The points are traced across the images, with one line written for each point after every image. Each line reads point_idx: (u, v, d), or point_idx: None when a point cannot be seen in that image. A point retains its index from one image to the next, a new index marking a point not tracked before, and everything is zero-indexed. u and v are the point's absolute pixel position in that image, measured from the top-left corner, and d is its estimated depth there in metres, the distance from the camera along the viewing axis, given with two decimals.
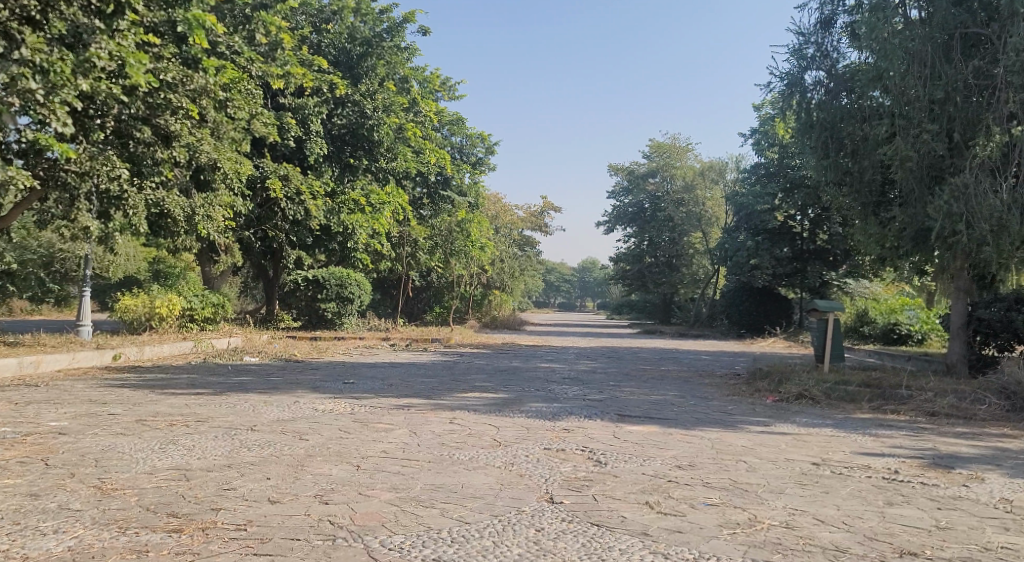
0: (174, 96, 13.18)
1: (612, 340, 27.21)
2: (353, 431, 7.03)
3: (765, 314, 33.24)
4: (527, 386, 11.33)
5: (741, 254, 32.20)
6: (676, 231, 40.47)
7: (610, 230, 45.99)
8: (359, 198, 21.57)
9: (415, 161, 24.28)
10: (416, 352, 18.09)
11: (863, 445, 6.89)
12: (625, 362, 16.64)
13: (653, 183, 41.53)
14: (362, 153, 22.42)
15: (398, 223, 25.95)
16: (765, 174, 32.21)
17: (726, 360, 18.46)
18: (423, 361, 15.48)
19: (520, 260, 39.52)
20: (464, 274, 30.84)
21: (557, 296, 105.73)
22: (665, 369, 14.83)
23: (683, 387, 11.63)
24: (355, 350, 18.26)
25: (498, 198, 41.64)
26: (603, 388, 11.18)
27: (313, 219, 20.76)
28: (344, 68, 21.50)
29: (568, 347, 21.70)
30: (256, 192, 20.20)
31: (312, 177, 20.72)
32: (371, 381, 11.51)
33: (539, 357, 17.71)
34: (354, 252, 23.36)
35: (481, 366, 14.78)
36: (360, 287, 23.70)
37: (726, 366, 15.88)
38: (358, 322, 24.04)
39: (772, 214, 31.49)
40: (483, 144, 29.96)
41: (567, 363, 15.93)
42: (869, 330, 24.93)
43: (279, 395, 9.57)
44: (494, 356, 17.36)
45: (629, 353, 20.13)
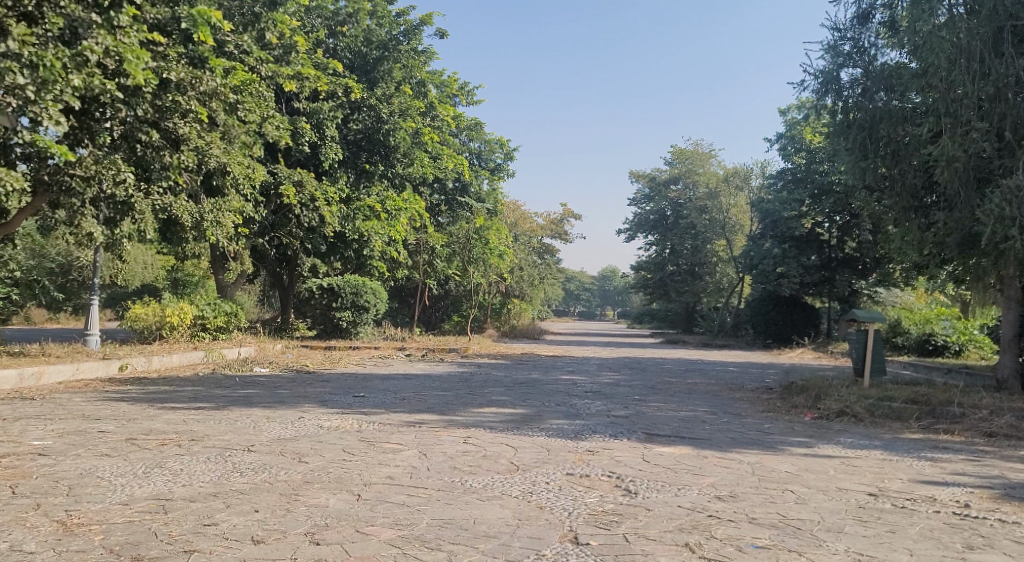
0: (183, 99, 12.77)
1: (634, 351, 26.50)
2: (359, 453, 6.45)
3: (791, 324, 32.40)
4: (547, 401, 10.72)
5: (767, 262, 31.42)
6: (698, 239, 39.89)
7: (631, 237, 45.29)
8: (375, 204, 21.14)
9: (433, 167, 23.83)
10: (432, 363, 17.56)
11: (921, 472, 6.23)
12: (648, 374, 15.98)
13: (674, 191, 41.11)
14: (379, 158, 22.00)
15: (414, 231, 25.51)
16: (791, 180, 31.46)
17: (754, 372, 17.73)
18: (439, 373, 14.91)
19: (539, 268, 38.90)
20: (483, 282, 30.27)
21: (577, 305, 105.06)
22: (692, 381, 14.14)
23: (713, 402, 10.97)
24: (370, 360, 17.77)
25: (517, 206, 41.13)
26: (628, 403, 10.55)
27: (328, 226, 20.32)
28: (360, 72, 21.14)
29: (590, 358, 21.07)
30: (270, 198, 19.79)
31: (327, 183, 20.30)
32: (382, 394, 10.95)
33: (558, 368, 17.09)
34: (370, 259, 23.19)
35: (499, 378, 14.19)
36: (377, 295, 23.20)
37: (756, 379, 15.17)
38: (374, 331, 23.55)
39: (799, 221, 30.70)
40: (501, 150, 29.46)
41: (589, 375, 15.29)
42: (901, 341, 24.03)
43: (284, 410, 9.01)
44: (512, 367, 16.76)
45: (652, 364, 19.44)
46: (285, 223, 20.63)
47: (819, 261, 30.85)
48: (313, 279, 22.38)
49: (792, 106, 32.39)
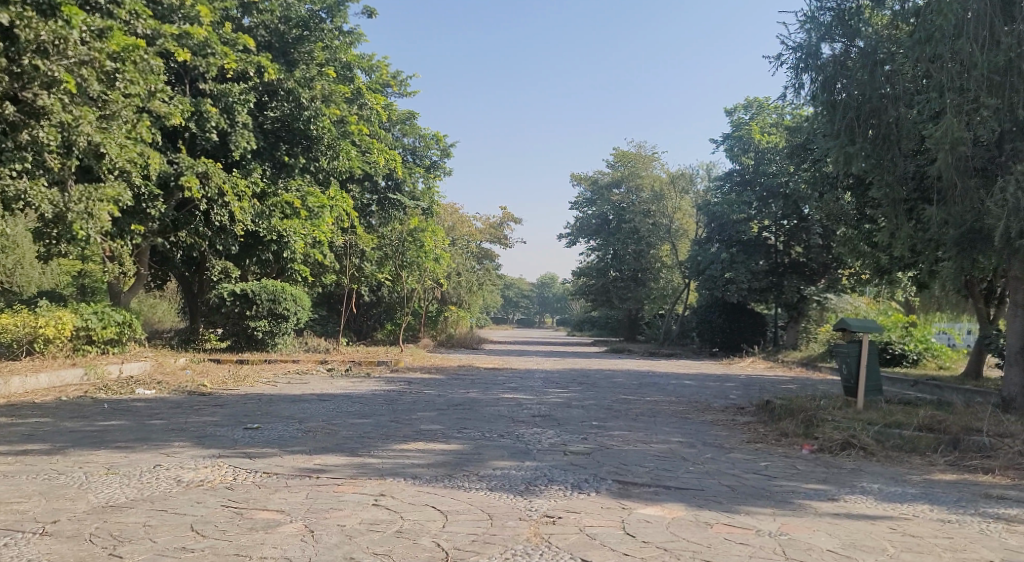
0: (49, 65, 10.71)
1: (579, 361, 24.79)
2: (225, 537, 4.58)
3: (739, 332, 31.23)
4: (488, 430, 8.75)
5: (715, 267, 30.23)
6: (642, 244, 38.59)
7: (572, 243, 43.88)
8: (293, 200, 19.02)
9: (360, 161, 21.70)
10: (356, 379, 15.39)
11: (1008, 548, 4.54)
12: (601, 390, 14.11)
13: (617, 194, 39.60)
14: (300, 150, 19.87)
15: (336, 232, 23.32)
16: (738, 182, 30.31)
17: (715, 387, 16.04)
18: (362, 392, 12.80)
19: (478, 275, 36.95)
20: (416, 289, 28.20)
21: (516, 313, 103.68)
22: (652, 400, 12.36)
23: (687, 429, 9.20)
24: (283, 376, 15.57)
25: (454, 209, 39.25)
26: (585, 432, 8.69)
27: (239, 224, 18.06)
28: (278, 53, 18.94)
29: (534, 371, 19.17)
30: (168, 192, 17.37)
31: (236, 175, 17.98)
32: (282, 423, 8.82)
33: (499, 384, 15.13)
34: (289, 262, 21.15)
35: (431, 399, 12.16)
36: (297, 302, 20.89)
37: (725, 397, 13.48)
38: (295, 342, 21.29)
39: (747, 224, 29.60)
40: (438, 146, 27.44)
41: (534, 394, 13.35)
42: None
43: (141, 454, 6.81)
44: (447, 384, 14.75)
45: (602, 378, 17.62)
46: (188, 220, 18.39)
47: (767, 266, 29.68)
48: (226, 284, 19.95)
49: (738, 105, 31.30)
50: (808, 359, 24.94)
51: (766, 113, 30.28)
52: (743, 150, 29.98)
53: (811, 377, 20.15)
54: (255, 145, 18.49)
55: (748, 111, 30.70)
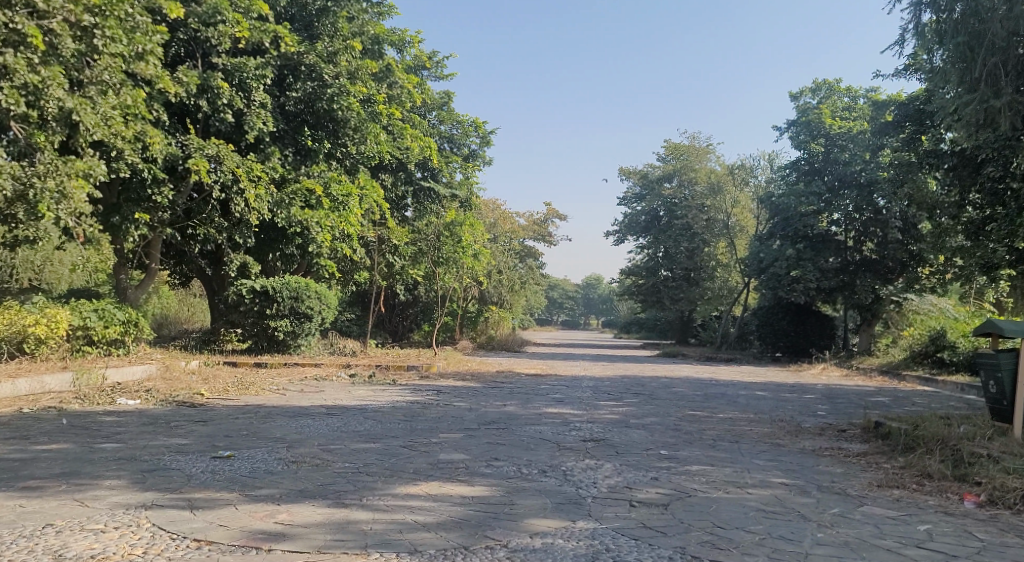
0: (11, 16, 9.05)
1: (628, 367, 22.76)
2: None
3: (804, 336, 28.75)
4: (529, 463, 6.73)
5: (780, 264, 27.85)
6: (695, 241, 36.21)
7: (620, 241, 41.89)
8: (314, 187, 17.21)
9: (391, 147, 19.94)
10: (380, 387, 13.49)
11: None
12: (662, 405, 11.93)
13: (668, 189, 37.50)
14: (325, 133, 18.23)
15: (365, 224, 21.50)
16: (806, 171, 27.99)
17: (794, 400, 13.74)
18: (379, 405, 10.83)
19: (521, 273, 35.10)
20: (454, 285, 26.38)
21: (560, 314, 102.03)
22: (728, 420, 10.19)
23: (787, 463, 7.09)
24: (299, 383, 13.75)
25: (496, 205, 37.54)
26: (654, 468, 6.64)
27: (255, 212, 16.24)
28: (299, 26, 17.31)
29: (582, 378, 17.08)
30: (177, 177, 15.64)
31: (252, 159, 16.17)
32: (263, 450, 6.91)
33: (542, 394, 13.03)
34: (316, 257, 19.47)
35: (459, 414, 10.12)
36: (321, 300, 19.07)
37: (813, 416, 11.22)
38: (319, 343, 19.50)
39: (816, 218, 27.10)
40: (477, 133, 25.53)
41: (583, 408, 11.28)
42: (949, 359, 20.54)
43: (48, 515, 5.04)
44: (482, 394, 12.72)
45: (659, 387, 15.43)
46: (202, 209, 16.68)
47: (836, 264, 27.18)
48: (245, 280, 18.26)
49: (803, 89, 28.81)
50: (889, 367, 22.57)
51: (837, 96, 27.80)
52: (811, 137, 27.51)
53: (900, 388, 17.69)
54: (274, 126, 16.71)
55: (815, 95, 28.17)
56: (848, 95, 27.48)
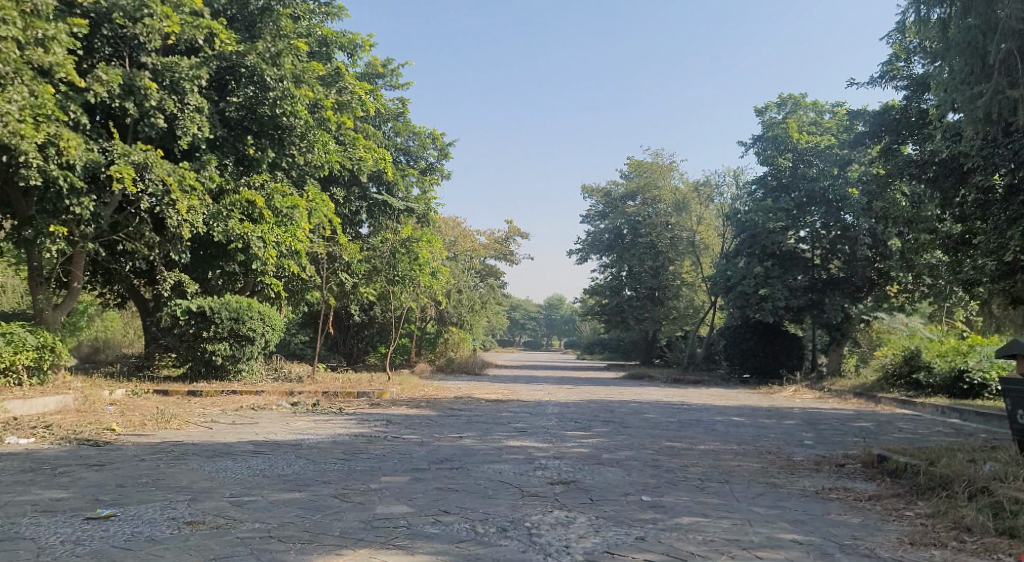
0: None
1: (593, 390, 21.64)
2: None
3: (772, 356, 27.89)
4: (484, 517, 5.60)
5: (747, 282, 26.92)
6: (659, 260, 35.41)
7: (583, 260, 41.00)
8: (254, 198, 15.88)
9: (341, 157, 18.70)
10: (323, 418, 12.13)
11: None
12: (635, 435, 10.79)
13: (631, 207, 36.79)
14: (269, 142, 17.01)
15: (315, 239, 20.14)
16: (773, 186, 27.16)
17: (775, 427, 12.72)
18: (316, 440, 9.50)
19: (481, 293, 33.86)
20: (412, 305, 25.11)
21: (523, 335, 100.87)
22: (710, 453, 9.15)
23: (792, 511, 6.06)
24: (232, 413, 12.33)
25: (456, 223, 36.44)
26: (637, 523, 5.60)
27: (188, 225, 14.84)
28: (240, 26, 16.14)
29: (546, 404, 15.91)
30: (100, 187, 14.21)
31: (186, 167, 14.82)
32: (158, 504, 5.65)
33: (502, 423, 11.83)
34: (260, 274, 18.08)
35: (408, 450, 8.86)
36: (266, 321, 17.63)
37: (801, 446, 10.22)
38: (263, 369, 18.00)
39: (784, 234, 26.39)
40: (435, 145, 24.34)
41: (548, 439, 10.12)
42: (925, 381, 19.69)
43: None
44: (436, 425, 11.46)
45: (629, 414, 14.31)
46: (130, 222, 15.23)
47: (805, 282, 26.45)
48: (179, 300, 16.74)
49: (768, 104, 28.17)
50: (863, 388, 21.80)
51: (802, 111, 27.16)
52: (778, 152, 26.78)
53: (879, 412, 16.83)
54: (210, 131, 15.41)
55: (780, 110, 27.53)
56: (815, 110, 26.90)
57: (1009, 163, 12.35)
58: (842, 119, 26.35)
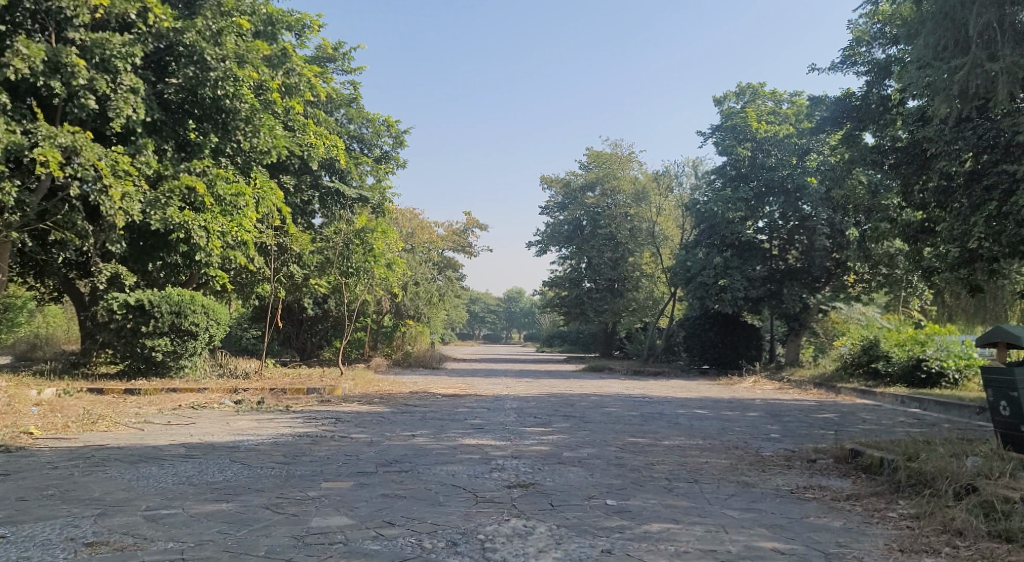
0: None
1: (553, 383, 21.17)
2: None
3: (731, 347, 27.74)
4: (430, 530, 5.03)
5: (707, 273, 26.70)
6: (619, 251, 35.44)
7: (542, 252, 40.56)
8: (195, 184, 15.04)
9: (289, 143, 17.88)
10: (266, 416, 11.43)
11: None
12: (597, 431, 10.30)
13: (591, 198, 36.46)
14: (212, 126, 16.18)
15: (263, 230, 19.28)
16: (732, 176, 26.92)
17: (739, 420, 12.35)
18: (256, 441, 8.81)
19: (439, 285, 33.21)
20: (367, 297, 24.36)
21: (482, 328, 100.38)
22: (675, 450, 8.71)
23: (768, 516, 5.61)
24: (168, 413, 11.55)
25: (413, 214, 35.74)
26: (602, 532, 5.13)
27: (123, 212, 13.98)
28: (179, 3, 15.31)
29: (505, 399, 15.36)
30: (25, 172, 13.29)
31: (119, 150, 13.98)
32: (58, 524, 5.03)
33: (458, 420, 11.26)
34: (204, 266, 17.25)
35: (355, 450, 8.23)
36: (210, 315, 16.80)
37: (769, 440, 9.82)
38: (207, 365, 17.16)
39: (743, 224, 26.19)
40: (389, 133, 23.58)
41: (505, 436, 9.57)
42: (883, 370, 19.57)
43: None
44: (388, 422, 10.84)
45: (589, 407, 13.84)
46: (60, 209, 14.31)
47: (764, 272, 26.31)
48: (117, 293, 15.80)
49: (728, 93, 27.95)
50: (822, 378, 21.69)
51: (761, 100, 26.95)
52: (737, 141, 26.52)
53: (841, 402, 16.62)
54: (146, 113, 14.57)
55: (740, 99, 27.31)
56: (773, 99, 26.73)
57: (974, 148, 12.09)
58: (801, 108, 26.21)
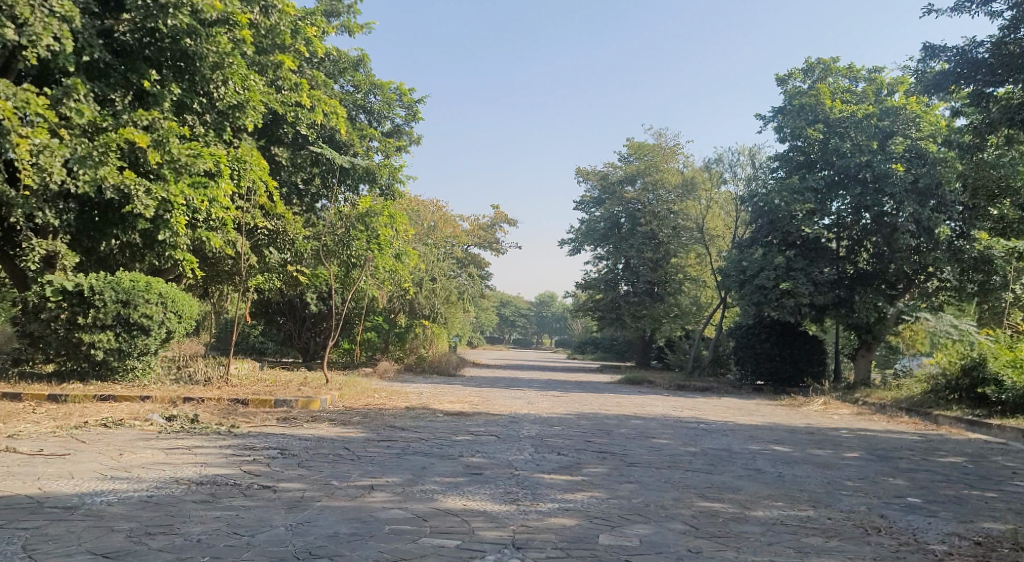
0: None
1: (584, 398, 17.89)
2: None
3: (791, 362, 24.18)
4: None
5: (765, 274, 23.11)
6: (660, 251, 32.04)
7: (575, 250, 37.29)
8: (137, 138, 11.97)
9: (273, 101, 14.88)
10: (189, 444, 8.29)
11: None
12: (651, 484, 7.10)
13: (630, 192, 33.13)
14: (171, 74, 13.23)
15: (248, 210, 16.16)
16: (799, 164, 23.46)
17: (843, 467, 9.00)
18: (118, 495, 5.63)
19: (460, 282, 30.09)
20: (373, 291, 21.28)
21: (512, 333, 97.51)
22: (777, 532, 5.54)
23: None
24: (59, 435, 8.43)
25: (435, 206, 32.69)
26: None
27: (39, 166, 11.00)
28: None
29: (523, 421, 12.12)
30: None
31: (35, 89, 11.00)
32: None
33: (453, 459, 8.07)
34: (169, 248, 14.24)
35: (258, 524, 5.10)
36: (169, 306, 13.72)
37: (912, 510, 6.52)
38: (161, 368, 14.03)
39: (810, 220, 22.66)
40: (402, 103, 20.54)
41: (511, 493, 6.40)
42: (993, 397, 16.07)
43: None
44: (352, 460, 7.66)
45: (633, 438, 10.56)
46: None
47: (833, 275, 22.73)
48: (51, 276, 12.82)
49: (792, 71, 24.47)
50: (908, 404, 18.22)
51: (833, 77, 23.42)
52: (806, 123, 22.95)
53: (952, 438, 13.15)
54: (78, 45, 11.61)
55: (807, 77, 23.82)
56: (848, 77, 23.22)
57: None
58: (880, 86, 22.64)
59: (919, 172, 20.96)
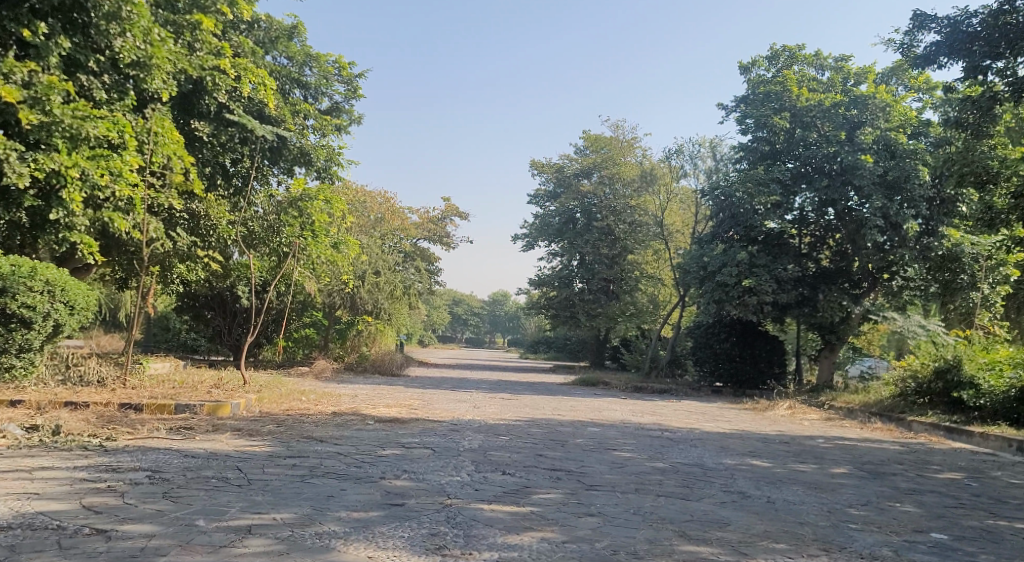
0: None
1: (536, 401, 16.42)
2: None
3: (751, 363, 23.04)
4: None
5: (726, 269, 21.91)
6: (616, 248, 30.92)
7: (528, 245, 35.82)
8: (6, 92, 10.21)
9: (188, 65, 13.11)
10: (37, 463, 6.59)
11: None
12: (617, 517, 5.66)
13: (586, 184, 31.84)
14: (59, 24, 11.46)
15: (162, 190, 14.21)
16: (763, 155, 22.33)
17: (837, 488, 7.68)
18: None
19: (406, 276, 28.40)
20: (307, 283, 19.50)
21: (464, 331, 96.07)
22: None
23: None
24: None
25: (383, 197, 30.97)
26: None
27: None
28: None
29: (466, 429, 10.58)
30: None
31: None
32: None
33: (372, 482, 6.50)
34: (61, 230, 12.36)
35: None
36: (56, 295, 11.83)
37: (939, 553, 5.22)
38: (48, 367, 12.14)
39: (774, 213, 21.52)
40: (341, 78, 18.83)
41: (438, 538, 4.93)
42: (970, 402, 14.94)
43: None
44: (240, 486, 6.00)
45: (592, 451, 9.10)
46: None
47: (797, 272, 21.62)
48: None
49: (756, 60, 23.37)
50: (877, 408, 17.14)
51: (798, 66, 22.37)
52: (771, 112, 21.84)
53: (939, 448, 11.95)
54: None
55: (772, 65, 22.74)
56: (814, 65, 22.19)
57: None
58: (848, 76, 21.65)
59: (888, 164, 19.97)
